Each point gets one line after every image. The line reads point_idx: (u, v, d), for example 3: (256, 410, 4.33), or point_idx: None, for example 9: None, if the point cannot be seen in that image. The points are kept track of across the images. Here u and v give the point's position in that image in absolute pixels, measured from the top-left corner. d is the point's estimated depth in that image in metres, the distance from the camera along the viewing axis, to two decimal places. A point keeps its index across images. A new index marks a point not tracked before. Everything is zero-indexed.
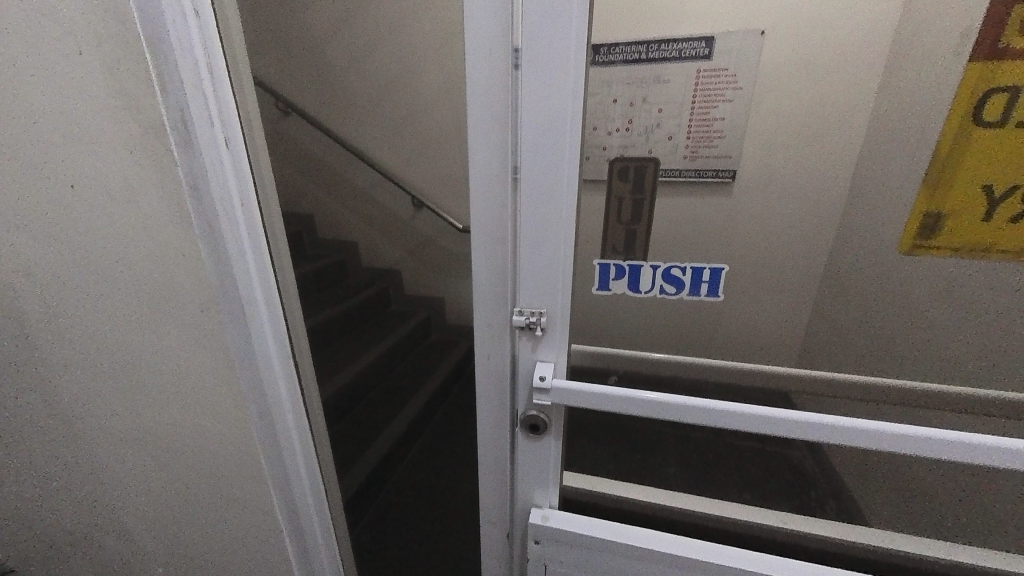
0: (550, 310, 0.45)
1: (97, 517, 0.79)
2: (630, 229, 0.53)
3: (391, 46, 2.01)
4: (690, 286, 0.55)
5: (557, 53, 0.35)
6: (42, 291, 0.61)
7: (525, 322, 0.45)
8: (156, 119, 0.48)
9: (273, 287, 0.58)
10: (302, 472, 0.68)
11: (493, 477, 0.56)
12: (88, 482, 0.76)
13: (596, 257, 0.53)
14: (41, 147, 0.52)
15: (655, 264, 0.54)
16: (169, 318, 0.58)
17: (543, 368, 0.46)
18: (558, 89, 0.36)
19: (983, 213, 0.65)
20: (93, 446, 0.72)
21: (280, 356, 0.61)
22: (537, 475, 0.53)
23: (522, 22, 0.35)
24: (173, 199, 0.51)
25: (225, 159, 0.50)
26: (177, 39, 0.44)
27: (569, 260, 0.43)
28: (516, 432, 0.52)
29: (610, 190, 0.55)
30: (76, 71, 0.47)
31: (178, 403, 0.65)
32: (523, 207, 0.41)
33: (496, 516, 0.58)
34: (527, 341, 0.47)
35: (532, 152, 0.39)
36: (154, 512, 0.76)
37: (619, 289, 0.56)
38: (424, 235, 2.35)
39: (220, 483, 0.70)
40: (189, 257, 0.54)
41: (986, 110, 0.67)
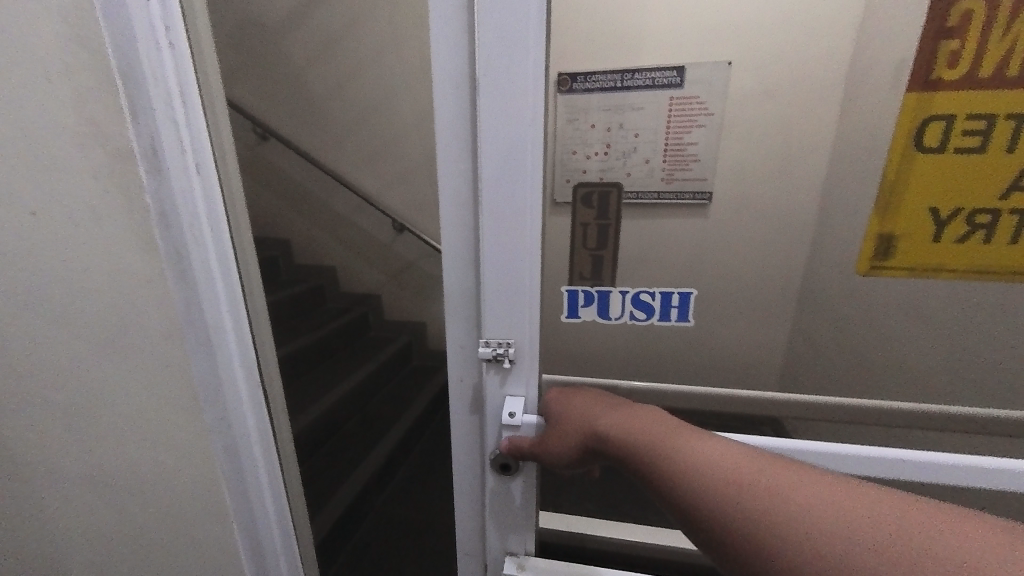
0: (519, 340, 0.44)
1: (43, 566, 0.73)
2: (595, 256, 0.51)
3: (372, 76, 2.05)
4: (659, 312, 0.53)
5: (519, 78, 0.36)
6: None
7: (492, 353, 0.44)
8: (126, 147, 0.47)
9: (243, 317, 0.56)
10: (270, 513, 0.65)
11: (469, 518, 0.54)
12: (35, 529, 0.70)
13: (563, 283, 0.51)
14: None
15: (624, 289, 0.52)
16: (133, 350, 0.56)
17: (512, 403, 0.45)
18: (522, 113, 0.37)
19: (932, 233, 0.61)
20: (42, 489, 0.67)
21: (249, 386, 0.58)
22: (510, 519, 0.51)
23: (482, 51, 0.36)
24: (140, 227, 0.50)
25: (195, 185, 0.49)
26: (151, 68, 0.44)
27: (536, 288, 0.42)
28: (487, 476, 0.49)
29: (575, 217, 0.53)
30: (43, 101, 0.47)
31: (141, 440, 0.61)
32: (491, 236, 0.40)
33: (474, 555, 0.56)
34: (495, 377, 0.45)
35: (500, 178, 0.38)
36: (110, 558, 0.71)
37: (588, 317, 0.53)
38: (405, 259, 2.35)
39: (181, 523, 0.65)
40: (155, 286, 0.52)
41: (924, 134, 0.60)
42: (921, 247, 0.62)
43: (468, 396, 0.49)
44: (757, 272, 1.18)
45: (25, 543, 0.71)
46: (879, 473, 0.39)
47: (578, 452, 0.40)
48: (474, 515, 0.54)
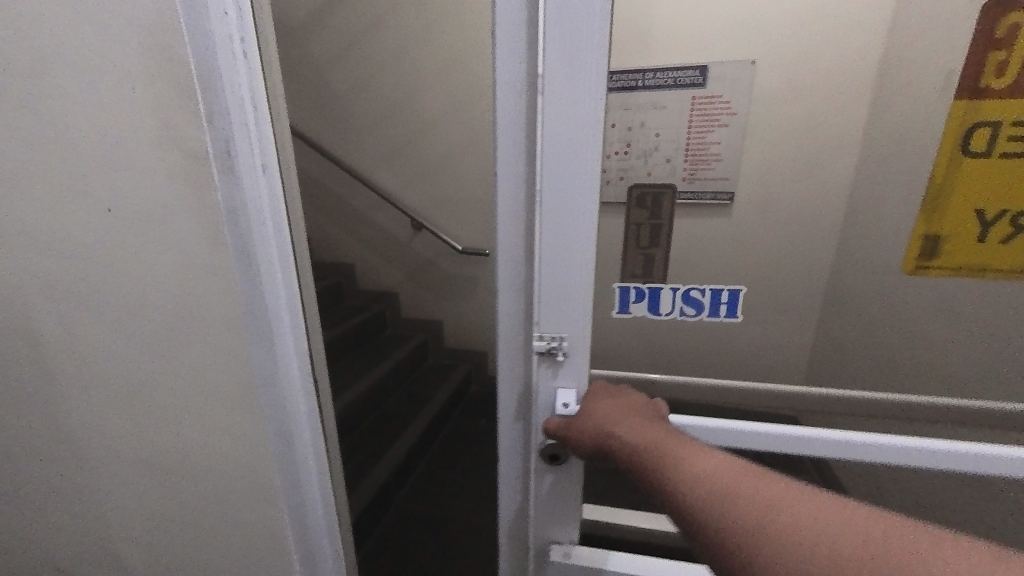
0: (572, 335, 0.46)
1: (102, 540, 0.77)
2: (646, 253, 0.54)
3: (396, 77, 2.10)
4: (709, 308, 0.56)
5: (580, 85, 0.38)
6: (66, 310, 0.63)
7: (546, 347, 0.46)
8: (199, 149, 0.51)
9: (298, 307, 0.60)
10: (316, 495, 0.68)
11: (511, 506, 0.57)
12: (95, 506, 0.75)
13: (615, 281, 0.54)
14: (80, 176, 0.55)
15: (674, 286, 0.54)
16: (195, 338, 0.60)
17: (565, 395, 0.47)
18: (584, 117, 0.39)
19: (978, 234, 0.62)
20: (101, 470, 0.72)
21: (302, 373, 0.62)
22: (556, 508, 0.53)
23: (545, 58, 0.38)
24: (210, 223, 0.53)
25: (262, 184, 0.53)
26: (228, 76, 0.48)
27: (588, 282, 0.44)
28: (534, 465, 0.52)
29: (627, 217, 0.55)
30: (125, 105, 0.51)
31: (197, 422, 0.65)
32: (548, 235, 0.43)
33: (514, 543, 0.58)
34: (547, 369, 0.48)
35: (559, 179, 0.41)
36: (163, 535, 0.76)
37: (639, 312, 0.56)
38: (424, 257, 2.38)
39: (233, 502, 0.69)
40: (219, 277, 0.56)
41: (970, 141, 0.62)
42: (965, 248, 0.64)
43: (516, 387, 0.51)
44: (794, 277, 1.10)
45: (86, 518, 0.76)
46: (919, 463, 0.40)
47: (593, 447, 0.44)
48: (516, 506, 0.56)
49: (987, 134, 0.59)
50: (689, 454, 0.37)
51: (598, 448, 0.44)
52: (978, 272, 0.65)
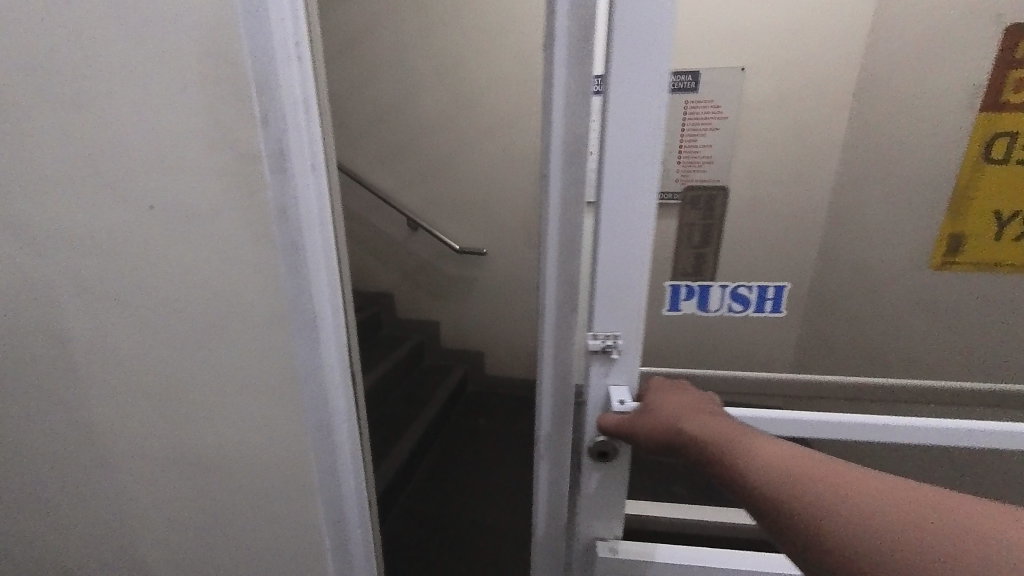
0: (626, 335, 0.50)
1: (119, 542, 0.77)
2: (697, 252, 0.63)
3: (395, 78, 2.11)
4: (755, 304, 0.60)
5: (638, 94, 0.42)
6: (95, 307, 0.63)
7: (601, 345, 0.49)
8: (253, 149, 0.52)
9: (339, 303, 0.62)
10: (352, 487, 0.70)
11: (551, 489, 0.61)
12: (114, 508, 0.74)
13: (666, 280, 0.60)
14: (118, 174, 0.56)
15: (722, 284, 0.60)
16: (235, 335, 0.61)
17: (619, 392, 0.51)
18: (642, 126, 0.43)
19: (995, 233, 0.74)
20: (124, 470, 0.72)
21: (342, 367, 0.64)
22: (603, 504, 0.56)
23: (614, 70, 0.42)
24: (259, 221, 0.55)
25: (311, 183, 0.55)
26: (285, 79, 0.50)
27: (642, 277, 0.49)
28: (583, 462, 0.54)
29: (682, 218, 0.63)
30: (177, 106, 0.52)
31: (233, 418, 0.66)
32: (602, 233, 0.47)
33: (553, 522, 0.63)
34: (601, 368, 0.51)
35: (614, 180, 0.45)
36: (185, 535, 0.75)
37: (688, 309, 0.62)
38: (421, 257, 2.37)
39: (265, 497, 0.70)
40: (266, 274, 0.57)
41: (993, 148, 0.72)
42: (983, 249, 0.77)
43: (558, 370, 0.56)
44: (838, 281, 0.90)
45: (104, 520, 0.75)
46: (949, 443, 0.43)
47: (659, 443, 0.45)
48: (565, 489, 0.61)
49: (1007, 143, 0.71)
50: (761, 446, 0.37)
51: (663, 445, 0.45)
52: (992, 269, 0.77)
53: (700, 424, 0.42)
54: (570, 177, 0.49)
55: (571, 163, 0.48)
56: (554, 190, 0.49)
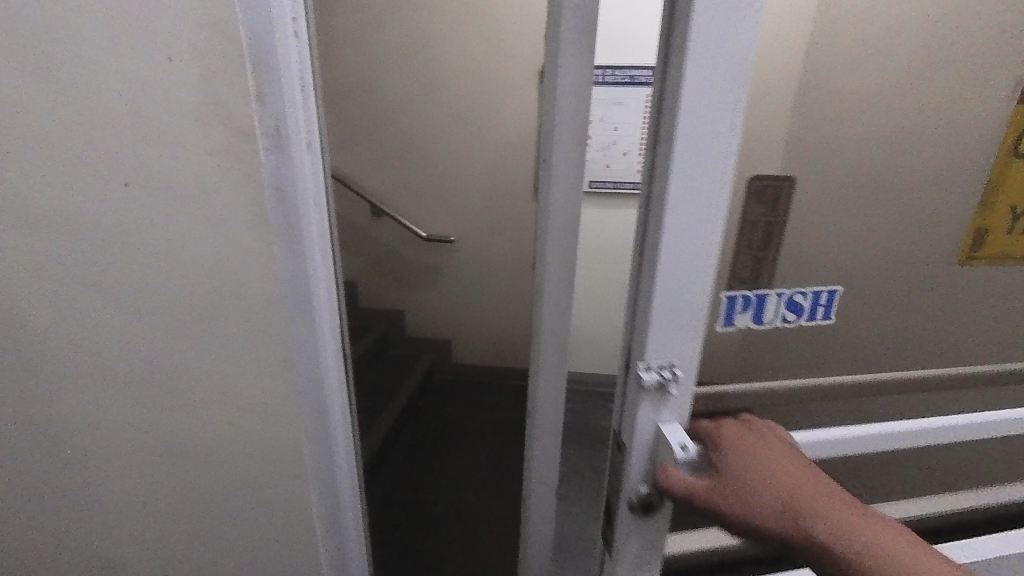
0: (680, 363, 0.46)
1: (84, 543, 0.72)
2: (758, 257, 0.50)
3: (358, 56, 2.01)
4: (808, 312, 0.54)
5: (719, 61, 0.36)
6: (57, 291, 0.58)
7: (657, 379, 0.44)
8: (247, 127, 0.50)
9: (333, 286, 0.61)
10: (345, 471, 0.69)
11: (549, 450, 0.66)
12: (78, 507, 0.69)
13: (722, 290, 0.50)
14: (86, 147, 0.51)
15: (779, 291, 0.52)
16: (224, 319, 0.59)
17: (677, 435, 0.46)
18: (718, 104, 0.37)
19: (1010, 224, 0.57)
20: (91, 466, 0.67)
21: (336, 351, 0.63)
22: (643, 555, 0.52)
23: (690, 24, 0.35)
24: (252, 201, 0.53)
25: (307, 163, 0.53)
26: (282, 54, 0.48)
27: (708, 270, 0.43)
28: (627, 511, 0.50)
29: (745, 213, 0.48)
30: (161, 78, 0.49)
31: (220, 406, 0.64)
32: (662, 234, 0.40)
33: (548, 483, 0.68)
34: (652, 401, 0.46)
35: (680, 180, 0.38)
36: (160, 531, 0.71)
37: (742, 323, 0.52)
38: (386, 244, 2.29)
39: (253, 486, 0.68)
40: (259, 256, 0.56)
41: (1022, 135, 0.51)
42: (998, 240, 0.58)
43: (558, 345, 0.60)
44: (953, 293, 0.60)
45: (66, 520, 0.70)
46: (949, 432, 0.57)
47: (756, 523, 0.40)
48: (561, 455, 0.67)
49: None
50: (895, 553, 0.35)
51: (758, 527, 0.40)
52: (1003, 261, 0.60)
53: (819, 514, 0.38)
54: (573, 164, 0.51)
55: (576, 150, 0.50)
56: (561, 174, 0.51)
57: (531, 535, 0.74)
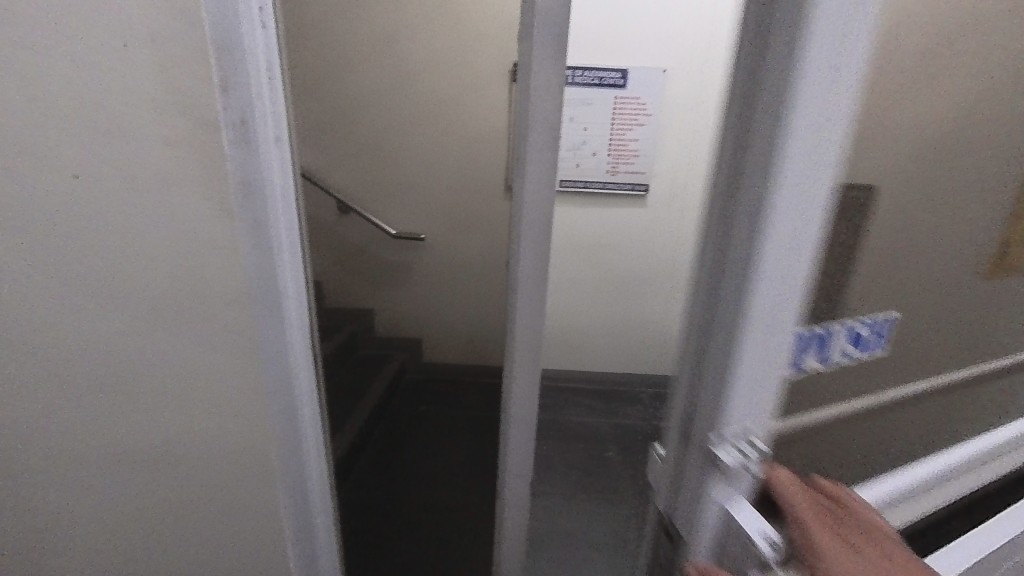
0: (758, 438, 0.41)
1: (24, 563, 0.67)
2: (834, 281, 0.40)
3: (323, 46, 1.94)
4: (864, 345, 0.45)
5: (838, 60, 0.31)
6: None
7: (741, 460, 0.40)
8: (211, 119, 0.48)
9: (303, 281, 0.60)
10: (314, 466, 0.69)
11: (523, 444, 0.67)
12: (18, 523, 0.64)
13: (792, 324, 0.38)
14: (30, 134, 0.48)
15: (842, 324, 0.42)
16: (186, 318, 0.56)
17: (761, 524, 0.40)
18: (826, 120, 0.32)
19: None
20: (33, 478, 0.63)
21: (304, 347, 0.62)
22: None
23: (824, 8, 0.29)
24: (216, 196, 0.51)
25: (275, 157, 0.53)
26: (249, 45, 0.47)
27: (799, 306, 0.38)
28: None
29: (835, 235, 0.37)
30: (118, 65, 0.47)
31: (182, 409, 0.61)
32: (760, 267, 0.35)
33: (522, 477, 0.69)
34: (732, 484, 0.41)
35: (790, 191, 0.33)
36: (112, 545, 0.67)
37: (807, 365, 0.42)
38: (354, 242, 2.23)
39: (217, 492, 0.66)
40: (224, 254, 0.53)
41: None
42: None
43: (531, 340, 0.61)
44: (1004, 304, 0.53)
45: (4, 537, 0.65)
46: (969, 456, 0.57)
47: None
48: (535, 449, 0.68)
49: None
50: None
51: None
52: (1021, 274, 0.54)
53: None
54: (547, 161, 0.52)
55: (549, 149, 0.51)
56: (534, 172, 0.52)
57: (506, 529, 0.74)
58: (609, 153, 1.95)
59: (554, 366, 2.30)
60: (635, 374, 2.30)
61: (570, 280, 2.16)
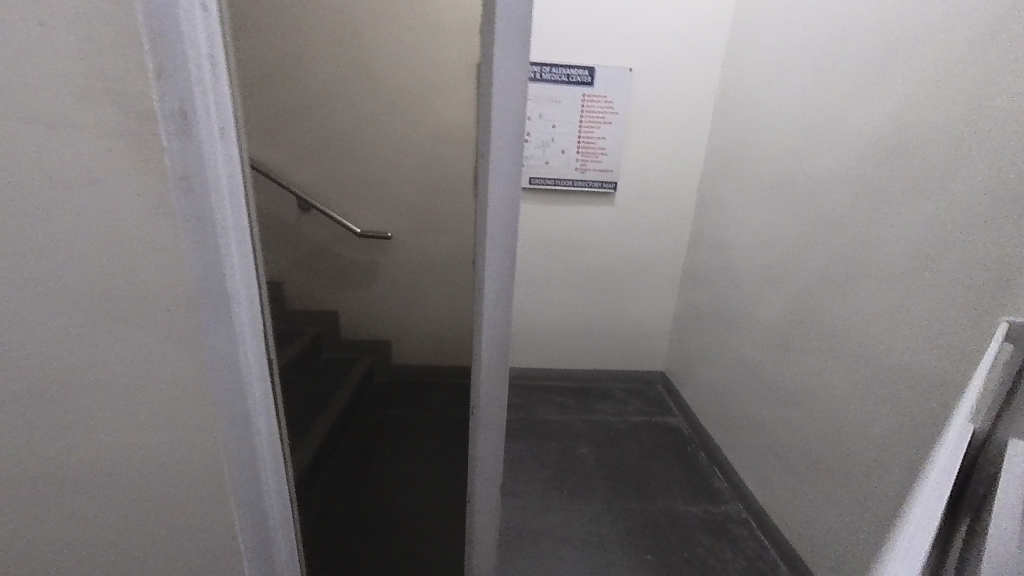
0: None
1: None
2: None
3: (281, 37, 1.86)
4: None
5: None
6: None
7: None
8: (149, 108, 0.46)
9: (255, 285, 0.56)
10: (272, 486, 0.63)
11: (494, 447, 0.66)
12: None
13: None
14: None
15: None
16: (123, 323, 0.52)
17: None
18: None
19: None
20: None
21: (258, 357, 0.58)
22: None
23: None
24: (157, 192, 0.48)
25: (220, 150, 0.48)
26: (187, 28, 0.43)
27: None
28: None
29: None
30: (40, 50, 0.43)
31: (120, 423, 0.57)
32: None
33: (492, 479, 0.68)
34: None
35: None
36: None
37: None
38: (317, 241, 2.16)
39: (162, 512, 0.61)
40: (167, 253, 0.50)
41: None
42: None
43: (500, 341, 0.59)
44: None
45: None
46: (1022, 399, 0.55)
47: None
48: (505, 449, 0.67)
49: None
50: None
51: None
52: None
53: None
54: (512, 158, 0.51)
55: (513, 145, 0.50)
56: (497, 168, 0.51)
57: (478, 534, 0.73)
58: (578, 152, 1.97)
59: (526, 364, 2.31)
60: (605, 371, 2.34)
61: (541, 279, 2.15)
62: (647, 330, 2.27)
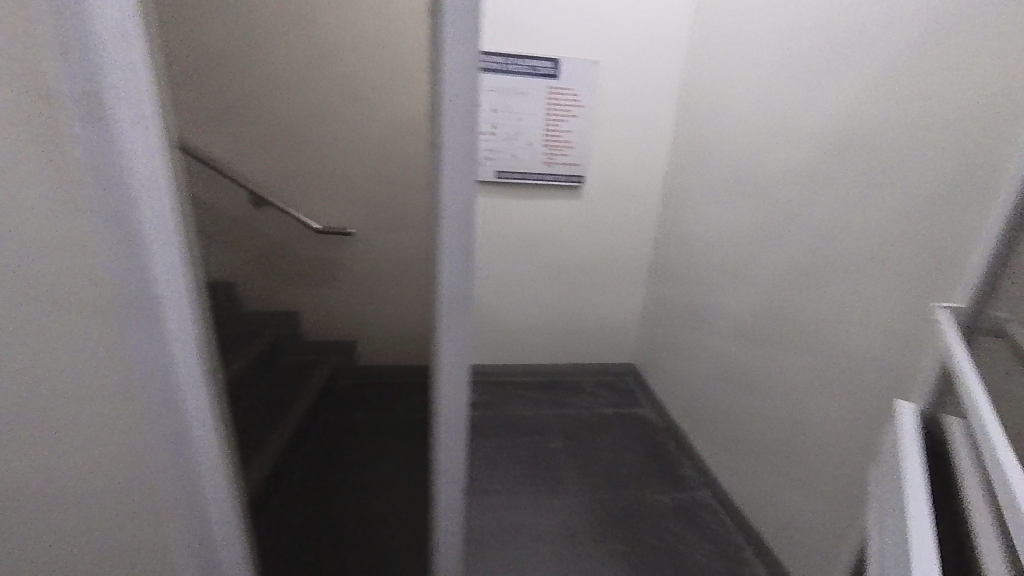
0: None
1: None
2: None
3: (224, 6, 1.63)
4: None
5: None
6: None
7: None
8: (47, 90, 0.43)
9: (183, 280, 0.55)
10: (213, 484, 0.62)
11: (455, 449, 0.63)
12: None
13: None
14: None
15: None
16: (34, 323, 0.49)
17: None
18: None
19: None
20: None
21: (190, 352, 0.56)
22: None
23: None
24: (61, 181, 0.45)
25: (137, 138, 0.47)
26: (93, 10, 0.43)
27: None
28: None
29: None
30: None
31: (35, 434, 0.52)
32: None
33: (455, 482, 0.66)
34: None
35: None
36: None
37: None
38: (272, 238, 1.99)
39: (89, 527, 0.57)
40: (75, 247, 0.48)
41: None
42: None
43: (459, 341, 0.57)
44: None
45: None
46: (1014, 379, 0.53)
47: None
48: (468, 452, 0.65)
49: None
50: None
51: None
52: None
53: None
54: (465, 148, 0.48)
55: (465, 135, 0.47)
56: (449, 159, 0.48)
57: (441, 538, 0.70)
58: (544, 145, 1.95)
59: (495, 360, 2.29)
60: (574, 364, 2.35)
61: (510, 274, 2.13)
62: (615, 323, 2.30)
